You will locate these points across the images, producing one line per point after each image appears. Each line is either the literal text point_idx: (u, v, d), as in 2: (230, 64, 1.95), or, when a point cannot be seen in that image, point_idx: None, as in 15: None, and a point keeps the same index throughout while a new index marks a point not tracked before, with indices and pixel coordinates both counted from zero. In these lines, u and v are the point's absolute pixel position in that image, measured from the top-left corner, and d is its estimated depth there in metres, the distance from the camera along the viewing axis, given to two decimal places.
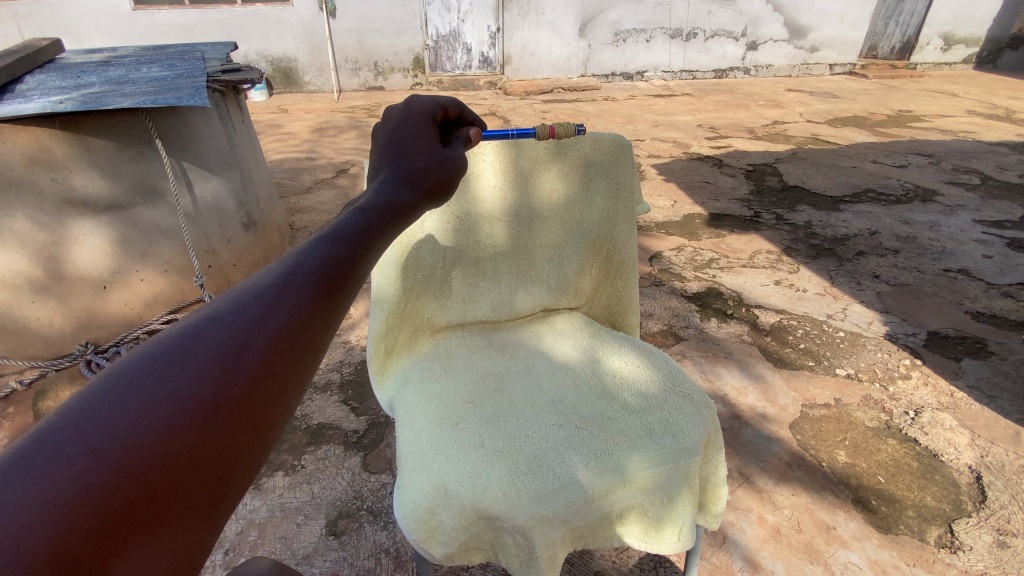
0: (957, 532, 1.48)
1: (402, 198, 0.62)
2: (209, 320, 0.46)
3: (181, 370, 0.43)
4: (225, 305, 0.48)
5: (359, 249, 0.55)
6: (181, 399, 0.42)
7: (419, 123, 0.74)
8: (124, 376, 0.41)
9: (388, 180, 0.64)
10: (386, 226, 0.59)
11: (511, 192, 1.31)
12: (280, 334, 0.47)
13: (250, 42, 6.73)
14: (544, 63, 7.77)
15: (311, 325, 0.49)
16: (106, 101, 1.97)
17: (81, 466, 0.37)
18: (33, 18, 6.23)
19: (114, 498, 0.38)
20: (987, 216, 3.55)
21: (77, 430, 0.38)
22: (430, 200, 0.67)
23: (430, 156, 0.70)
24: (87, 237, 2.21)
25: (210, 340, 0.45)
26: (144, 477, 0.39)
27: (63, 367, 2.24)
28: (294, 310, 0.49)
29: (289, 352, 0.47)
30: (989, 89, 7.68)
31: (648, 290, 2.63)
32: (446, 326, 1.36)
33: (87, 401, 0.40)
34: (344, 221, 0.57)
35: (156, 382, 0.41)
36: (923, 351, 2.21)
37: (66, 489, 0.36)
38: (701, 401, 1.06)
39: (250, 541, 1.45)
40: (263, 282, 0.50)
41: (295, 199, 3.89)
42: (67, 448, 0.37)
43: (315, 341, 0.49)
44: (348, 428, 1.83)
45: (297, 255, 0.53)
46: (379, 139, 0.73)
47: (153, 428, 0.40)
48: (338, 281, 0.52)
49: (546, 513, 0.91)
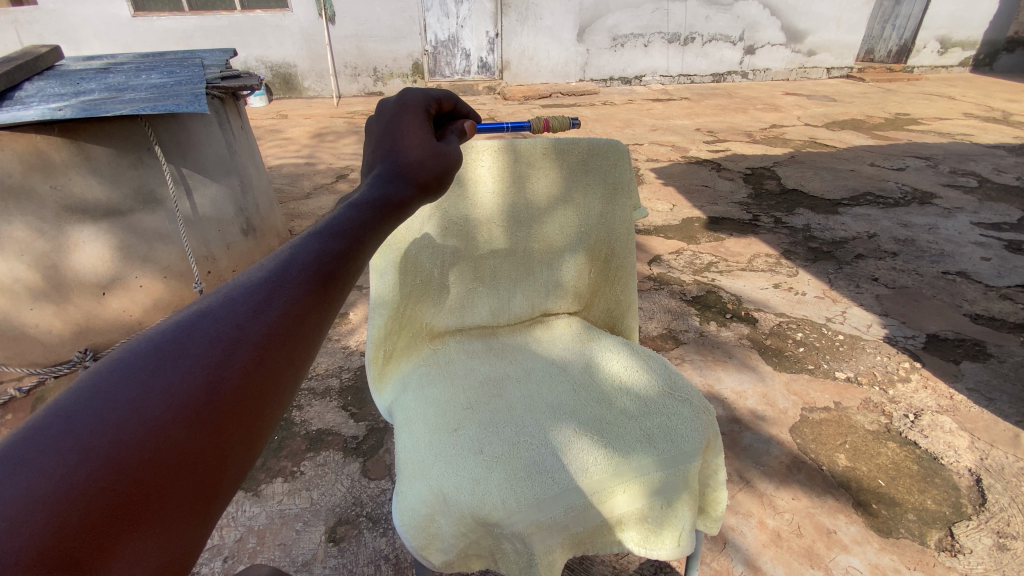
0: (957, 535, 1.48)
1: (397, 194, 0.62)
2: (201, 315, 0.46)
3: (174, 366, 0.43)
4: (218, 300, 0.48)
5: (354, 245, 0.55)
6: (172, 395, 0.42)
7: (413, 116, 0.74)
8: (115, 371, 0.41)
9: (384, 175, 0.65)
10: (381, 222, 0.59)
11: (508, 195, 1.31)
12: (274, 329, 0.47)
13: (249, 48, 6.77)
14: (544, 68, 7.80)
15: (306, 318, 0.49)
16: (105, 109, 1.99)
17: (72, 462, 0.37)
18: (32, 24, 6.24)
19: (106, 494, 0.38)
20: (985, 219, 3.56)
21: (69, 424, 0.38)
22: (424, 195, 0.67)
23: (426, 150, 0.69)
24: (86, 244, 2.22)
25: (202, 336, 0.45)
26: (135, 474, 0.39)
27: (62, 374, 2.27)
28: (287, 306, 0.49)
29: (283, 349, 0.47)
30: (986, 92, 7.70)
31: (648, 293, 2.63)
32: (445, 331, 1.37)
33: (78, 396, 0.40)
34: (338, 216, 0.58)
35: (147, 378, 0.42)
36: (922, 354, 2.21)
37: (57, 484, 0.36)
38: (701, 406, 1.05)
39: (250, 548, 1.45)
40: (256, 277, 0.50)
41: (295, 204, 3.90)
42: (57, 443, 0.37)
43: (309, 334, 0.50)
44: (348, 434, 1.83)
45: (290, 250, 0.53)
46: (372, 135, 0.73)
47: (146, 425, 0.40)
48: (333, 276, 0.52)
49: (545, 520, 0.91)
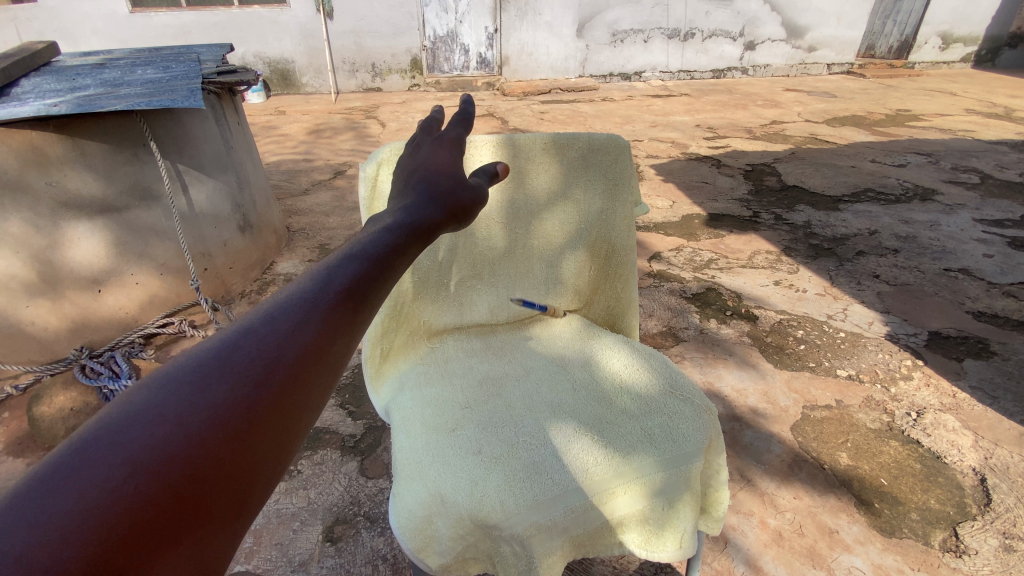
0: (962, 536, 1.47)
1: (427, 220, 0.61)
2: (245, 332, 0.45)
3: (219, 381, 0.41)
4: (260, 317, 0.47)
5: (389, 266, 0.54)
6: (215, 411, 0.40)
7: (444, 148, 0.74)
8: (162, 387, 0.40)
9: (414, 202, 0.64)
10: (413, 247, 0.57)
11: (506, 191, 1.28)
12: (312, 348, 0.46)
13: (247, 43, 6.73)
14: (543, 64, 7.77)
15: (342, 336, 0.48)
16: (100, 104, 1.95)
17: (120, 476, 0.36)
18: (30, 21, 6.20)
19: (150, 510, 0.36)
20: (987, 215, 3.54)
21: (119, 438, 0.37)
22: (453, 223, 0.66)
23: (457, 180, 0.69)
24: (82, 240, 2.19)
25: (243, 354, 0.43)
26: (176, 490, 0.37)
27: (59, 372, 2.22)
28: (326, 324, 0.47)
29: (317, 368, 0.46)
30: (988, 88, 7.66)
31: (647, 289, 2.62)
32: (443, 329, 1.35)
33: (128, 410, 0.39)
34: (373, 238, 0.56)
35: (194, 393, 0.40)
36: (925, 352, 2.19)
37: (102, 498, 0.35)
38: (702, 406, 1.04)
39: (246, 548, 1.43)
40: (295, 295, 0.49)
41: (293, 201, 3.88)
42: (104, 457, 0.36)
43: (344, 353, 0.48)
44: (345, 432, 1.82)
45: (326, 269, 0.52)
46: (403, 170, 0.73)
47: (187, 440, 0.38)
48: (368, 295, 0.51)
49: (544, 522, 0.89)
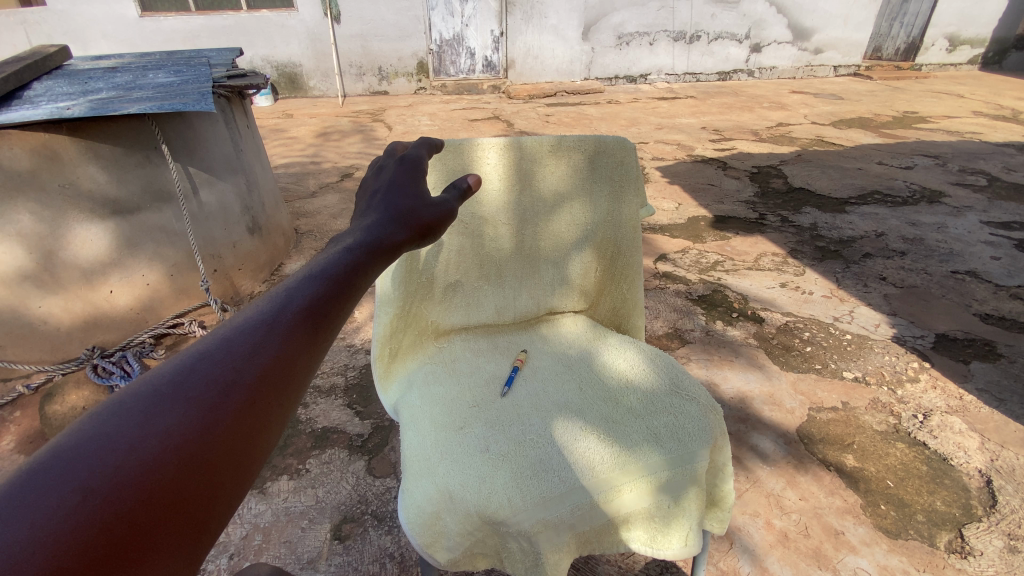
0: (968, 537, 1.46)
1: (389, 238, 0.65)
2: (201, 357, 0.47)
3: (171, 408, 0.43)
4: (214, 342, 0.48)
5: (345, 289, 0.57)
6: (170, 436, 0.42)
7: (407, 175, 0.78)
8: (116, 413, 0.41)
9: (378, 220, 0.67)
10: (374, 266, 0.61)
11: (512, 194, 1.31)
12: (266, 372, 0.48)
13: (255, 47, 6.80)
14: (548, 67, 7.80)
15: (296, 360, 0.51)
16: (114, 107, 1.99)
17: (71, 502, 0.37)
18: (41, 25, 6.27)
19: (101, 536, 0.37)
20: (995, 218, 3.52)
21: (70, 465, 0.38)
22: (418, 241, 0.70)
23: (418, 201, 0.73)
24: (93, 241, 2.22)
25: (199, 378, 0.45)
26: (131, 515, 0.38)
27: (69, 371, 2.24)
28: (281, 347, 0.50)
29: (274, 389, 0.48)
30: (996, 90, 7.60)
31: (653, 291, 2.62)
32: (451, 329, 1.37)
33: (81, 436, 0.40)
34: (332, 260, 0.59)
35: (147, 419, 0.42)
36: (932, 354, 2.19)
37: (58, 525, 0.36)
38: (707, 406, 1.05)
39: (255, 545, 1.45)
40: (253, 317, 0.51)
41: (300, 203, 3.92)
42: (56, 484, 0.37)
43: (298, 373, 0.51)
44: (353, 431, 1.83)
45: (285, 292, 0.55)
46: (371, 190, 0.77)
47: (141, 463, 0.40)
48: (323, 318, 0.54)
49: (550, 518, 0.90)
